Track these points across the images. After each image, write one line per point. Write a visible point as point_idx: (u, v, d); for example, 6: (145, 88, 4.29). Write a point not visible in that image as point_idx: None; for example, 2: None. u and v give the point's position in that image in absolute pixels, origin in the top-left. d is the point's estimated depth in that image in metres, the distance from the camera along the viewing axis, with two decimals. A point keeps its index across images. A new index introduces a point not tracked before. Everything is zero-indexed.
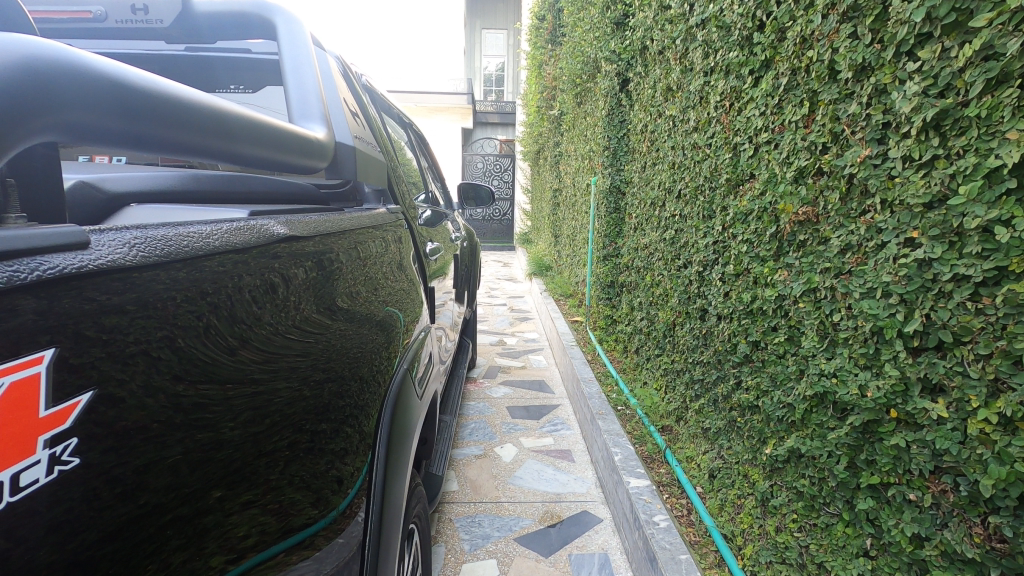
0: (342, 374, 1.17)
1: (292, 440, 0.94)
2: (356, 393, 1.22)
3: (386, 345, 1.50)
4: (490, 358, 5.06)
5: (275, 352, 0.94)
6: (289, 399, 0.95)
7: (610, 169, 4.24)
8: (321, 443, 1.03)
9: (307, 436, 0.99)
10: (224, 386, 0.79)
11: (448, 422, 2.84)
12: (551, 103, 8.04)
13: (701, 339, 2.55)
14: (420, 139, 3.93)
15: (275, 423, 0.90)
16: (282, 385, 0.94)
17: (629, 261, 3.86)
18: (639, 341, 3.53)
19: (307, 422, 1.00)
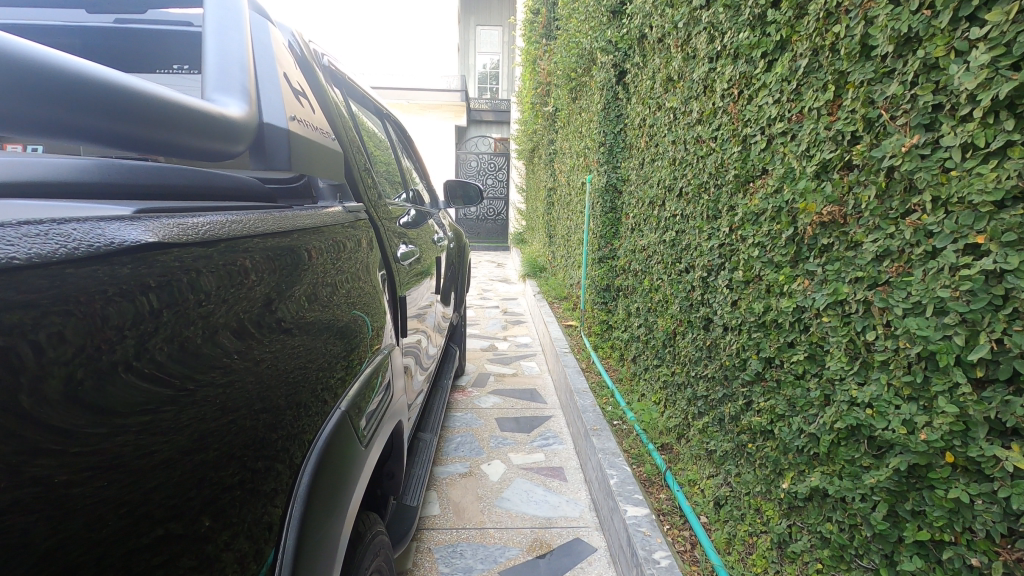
0: (276, 408, 0.95)
1: (213, 486, 0.77)
2: (290, 433, 0.99)
3: (339, 368, 1.26)
4: (479, 364, 4.83)
5: (194, 385, 0.75)
6: (213, 439, 0.77)
7: (606, 166, 4.01)
8: (252, 487, 0.85)
9: (237, 481, 0.82)
10: (114, 429, 0.62)
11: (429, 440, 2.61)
12: (545, 99, 7.79)
13: (704, 350, 2.33)
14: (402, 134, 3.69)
15: (167, 485, 0.68)
16: (205, 419, 0.76)
17: (626, 264, 3.64)
18: (637, 349, 3.31)
19: (233, 466, 0.82)
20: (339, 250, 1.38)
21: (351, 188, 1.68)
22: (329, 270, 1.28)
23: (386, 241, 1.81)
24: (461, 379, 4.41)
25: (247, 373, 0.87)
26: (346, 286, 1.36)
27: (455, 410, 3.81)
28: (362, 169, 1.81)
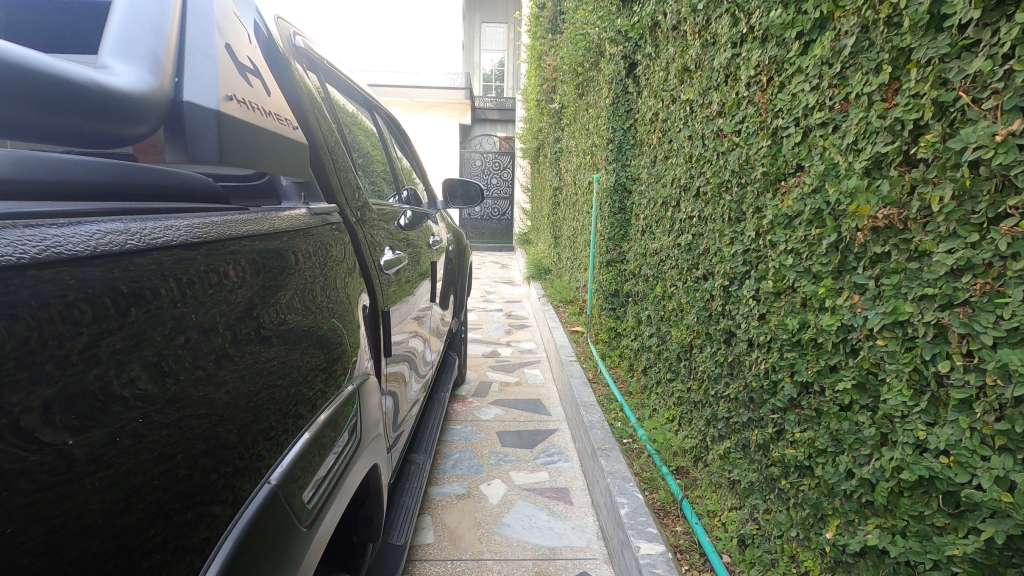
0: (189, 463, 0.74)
1: (124, 555, 0.62)
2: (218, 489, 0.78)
3: (299, 398, 1.05)
4: (481, 372, 4.61)
5: (88, 427, 0.60)
6: (115, 495, 0.62)
7: (615, 165, 3.79)
8: (178, 551, 0.70)
9: (161, 544, 0.67)
10: None
11: (421, 463, 2.41)
12: (551, 96, 7.55)
13: (725, 367, 2.11)
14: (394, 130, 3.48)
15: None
16: (101, 475, 0.60)
17: (636, 269, 3.41)
18: (648, 360, 3.09)
19: (147, 529, 0.65)
20: (303, 259, 1.17)
21: (325, 186, 1.46)
22: (286, 281, 1.07)
23: (367, 246, 1.60)
24: (461, 388, 4.19)
25: (216, 384, 0.81)
26: (309, 301, 1.15)
27: (453, 423, 3.60)
28: (340, 165, 1.59)
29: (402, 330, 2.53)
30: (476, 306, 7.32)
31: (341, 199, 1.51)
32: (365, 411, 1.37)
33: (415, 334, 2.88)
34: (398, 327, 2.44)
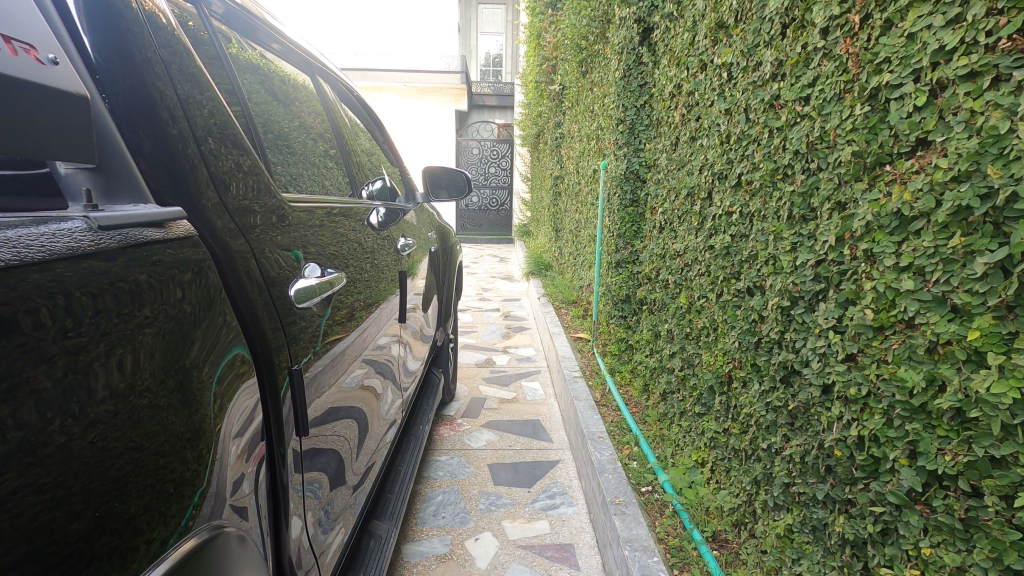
0: None
1: None
2: None
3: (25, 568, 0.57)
4: (473, 386, 4.08)
5: None
6: None
7: (628, 149, 3.23)
8: None
9: None
10: None
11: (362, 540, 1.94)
12: (552, 76, 6.94)
13: (783, 415, 1.59)
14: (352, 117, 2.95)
15: None
16: None
17: (654, 273, 2.87)
18: (668, 383, 2.58)
19: None
20: (109, 296, 0.71)
21: (198, 174, 0.96)
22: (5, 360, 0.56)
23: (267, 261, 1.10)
24: (449, 408, 3.67)
25: None
26: (123, 365, 0.70)
27: (439, 453, 3.09)
28: (227, 143, 1.08)
29: (353, 344, 2.06)
30: (472, 305, 6.77)
31: (223, 191, 1.02)
32: (236, 525, 0.89)
33: (383, 348, 2.43)
34: (344, 345, 1.97)
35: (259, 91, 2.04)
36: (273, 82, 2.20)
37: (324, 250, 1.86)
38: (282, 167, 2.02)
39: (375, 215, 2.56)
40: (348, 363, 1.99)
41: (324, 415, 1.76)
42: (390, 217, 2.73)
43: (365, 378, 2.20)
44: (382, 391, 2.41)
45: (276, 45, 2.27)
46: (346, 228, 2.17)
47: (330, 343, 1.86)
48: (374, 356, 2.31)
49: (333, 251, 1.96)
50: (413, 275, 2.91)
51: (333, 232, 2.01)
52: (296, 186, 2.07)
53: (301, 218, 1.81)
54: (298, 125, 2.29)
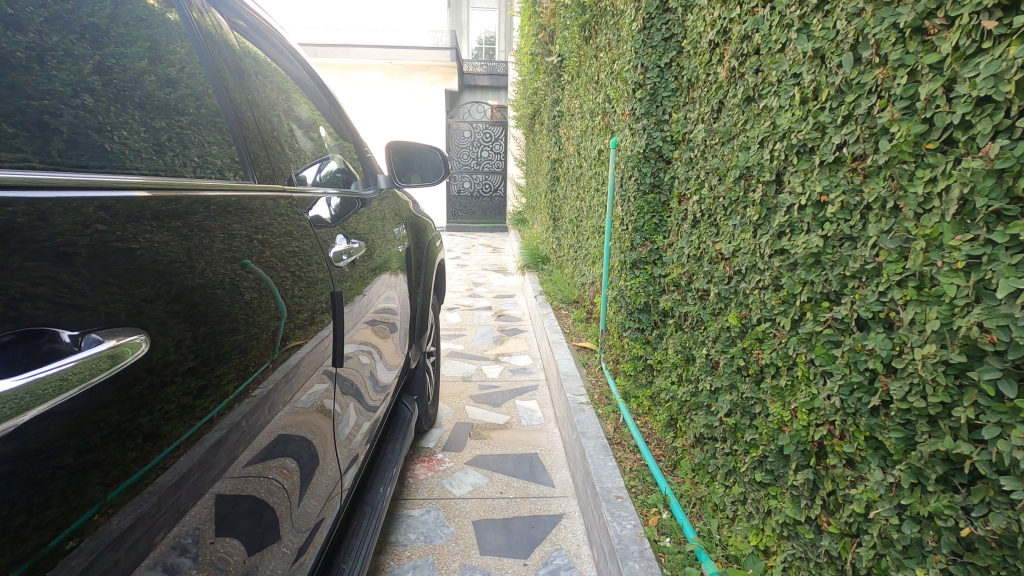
0: None
1: None
2: None
3: None
4: (460, 408, 3.45)
5: None
6: None
7: (650, 121, 2.56)
8: None
9: None
10: None
11: None
12: (550, 46, 6.23)
13: (945, 538, 0.98)
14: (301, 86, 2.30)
15: None
16: None
17: (688, 280, 2.23)
18: (708, 427, 1.96)
19: None
20: None
21: None
22: None
23: (84, 273, 0.87)
24: (428, 438, 3.04)
25: None
26: None
27: (413, 505, 2.45)
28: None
29: (310, 351, 1.55)
30: (462, 302, 6.09)
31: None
32: None
33: (353, 356, 1.91)
34: (298, 352, 1.48)
35: (207, 56, 1.57)
36: (232, 49, 1.74)
37: (226, 256, 1.23)
38: (204, 139, 1.46)
39: (322, 205, 1.90)
40: (301, 376, 1.48)
41: (260, 451, 1.25)
42: (343, 208, 2.07)
43: (327, 395, 1.66)
44: (348, 413, 1.87)
45: (241, 21, 1.86)
46: (275, 220, 1.53)
47: (273, 357, 1.35)
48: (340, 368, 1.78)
49: (248, 255, 1.32)
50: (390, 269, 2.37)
51: (244, 225, 1.37)
52: (227, 166, 1.51)
53: (197, 205, 1.24)
54: (255, 102, 1.78)
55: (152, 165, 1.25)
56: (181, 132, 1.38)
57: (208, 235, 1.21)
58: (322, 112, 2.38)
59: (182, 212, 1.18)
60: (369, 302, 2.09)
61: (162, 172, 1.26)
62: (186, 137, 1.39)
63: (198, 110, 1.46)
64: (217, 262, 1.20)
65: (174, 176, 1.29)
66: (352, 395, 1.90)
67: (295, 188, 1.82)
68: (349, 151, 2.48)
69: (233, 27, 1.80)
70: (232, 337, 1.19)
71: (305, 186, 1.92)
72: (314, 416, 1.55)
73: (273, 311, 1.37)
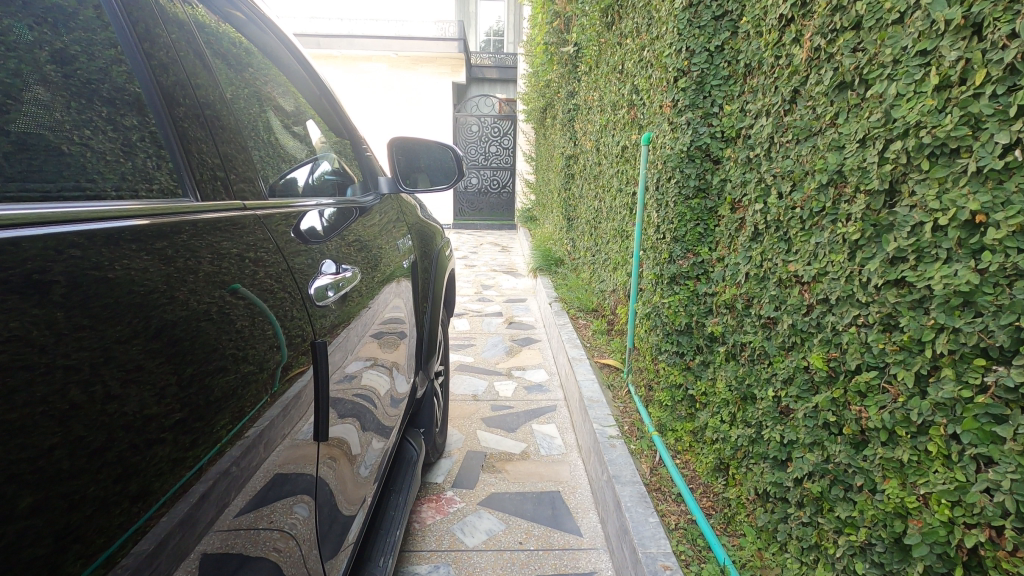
0: None
1: None
2: None
3: None
4: (469, 434, 3.11)
5: None
6: None
7: (695, 115, 2.20)
8: None
9: None
10: None
11: None
12: (564, 35, 5.86)
13: None
14: (296, 75, 1.97)
15: None
16: None
17: (747, 303, 1.89)
18: (779, 486, 1.62)
19: None
20: None
21: None
22: None
23: (57, 319, 0.64)
24: (435, 473, 2.70)
25: None
26: None
27: (418, 560, 2.11)
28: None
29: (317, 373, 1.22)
30: (469, 308, 5.75)
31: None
32: None
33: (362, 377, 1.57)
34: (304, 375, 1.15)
35: (201, 50, 1.28)
36: (222, 43, 1.44)
37: (207, 281, 0.92)
38: (206, 150, 1.17)
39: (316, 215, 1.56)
40: (306, 404, 1.15)
41: (254, 497, 0.95)
42: (339, 218, 1.72)
43: (333, 424, 1.33)
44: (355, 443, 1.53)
45: (238, 12, 1.57)
46: (263, 232, 1.19)
47: (273, 388, 1.03)
48: (347, 393, 1.44)
49: (234, 278, 1.00)
50: (398, 278, 2.03)
51: (227, 242, 1.04)
52: (227, 181, 1.22)
53: (188, 227, 0.96)
54: (243, 97, 1.48)
55: (133, 188, 0.96)
56: (181, 142, 1.10)
57: (187, 255, 0.91)
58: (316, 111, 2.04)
59: (167, 230, 0.90)
60: (377, 312, 1.75)
61: (147, 197, 0.98)
62: (185, 149, 1.11)
63: (194, 111, 1.17)
64: (204, 287, 0.91)
65: (151, 184, 1.01)
66: (361, 421, 1.57)
67: (277, 196, 1.46)
68: (341, 150, 2.12)
69: (228, 17, 1.51)
70: (223, 379, 0.90)
71: (289, 194, 1.57)
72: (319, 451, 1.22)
73: (271, 340, 1.05)
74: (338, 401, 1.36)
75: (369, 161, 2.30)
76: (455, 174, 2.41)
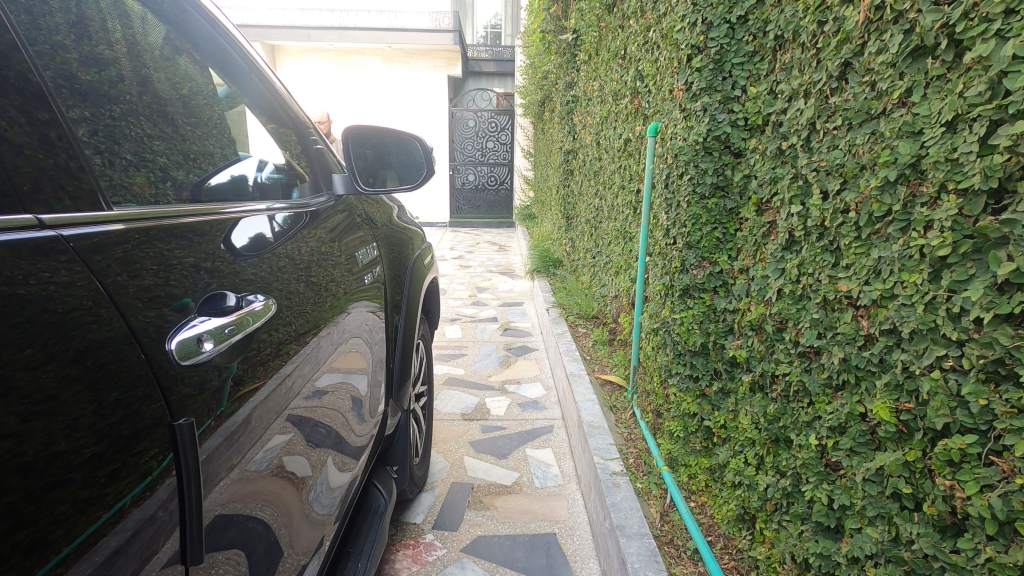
0: None
1: None
2: None
3: None
4: (456, 462, 2.78)
5: None
6: None
7: (715, 100, 1.87)
8: None
9: None
10: None
11: None
12: (563, 21, 5.49)
13: None
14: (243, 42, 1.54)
15: None
16: None
17: (779, 326, 1.56)
18: (826, 561, 1.30)
19: None
20: None
21: None
22: None
23: None
24: (415, 513, 2.36)
25: None
26: None
27: None
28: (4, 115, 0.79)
29: (270, 394, 1.14)
30: (463, 312, 5.41)
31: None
32: None
33: (323, 398, 1.44)
34: (256, 398, 1.08)
35: (100, 27, 1.04)
36: (132, 24, 1.14)
37: (142, 297, 0.83)
38: (131, 133, 1.04)
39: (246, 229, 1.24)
40: (258, 429, 1.08)
41: (189, 543, 0.85)
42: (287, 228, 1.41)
43: (291, 450, 1.24)
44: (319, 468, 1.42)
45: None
46: (120, 253, 0.86)
47: (218, 411, 0.95)
48: (308, 414, 1.34)
49: (182, 293, 0.92)
50: (355, 297, 1.70)
51: (180, 249, 0.98)
52: (108, 181, 0.95)
53: (135, 236, 0.90)
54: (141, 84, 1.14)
55: (55, 196, 0.82)
56: (43, 145, 0.82)
57: (123, 266, 0.83)
58: (272, 102, 1.66)
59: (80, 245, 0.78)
60: (330, 331, 1.49)
61: (46, 220, 0.78)
62: (74, 143, 0.89)
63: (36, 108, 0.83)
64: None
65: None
66: (327, 442, 1.45)
67: (194, 205, 1.18)
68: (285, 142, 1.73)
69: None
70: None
71: (222, 202, 1.31)
72: (270, 482, 1.13)
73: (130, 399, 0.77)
74: (297, 422, 1.27)
75: (324, 153, 1.94)
76: (427, 169, 2.06)
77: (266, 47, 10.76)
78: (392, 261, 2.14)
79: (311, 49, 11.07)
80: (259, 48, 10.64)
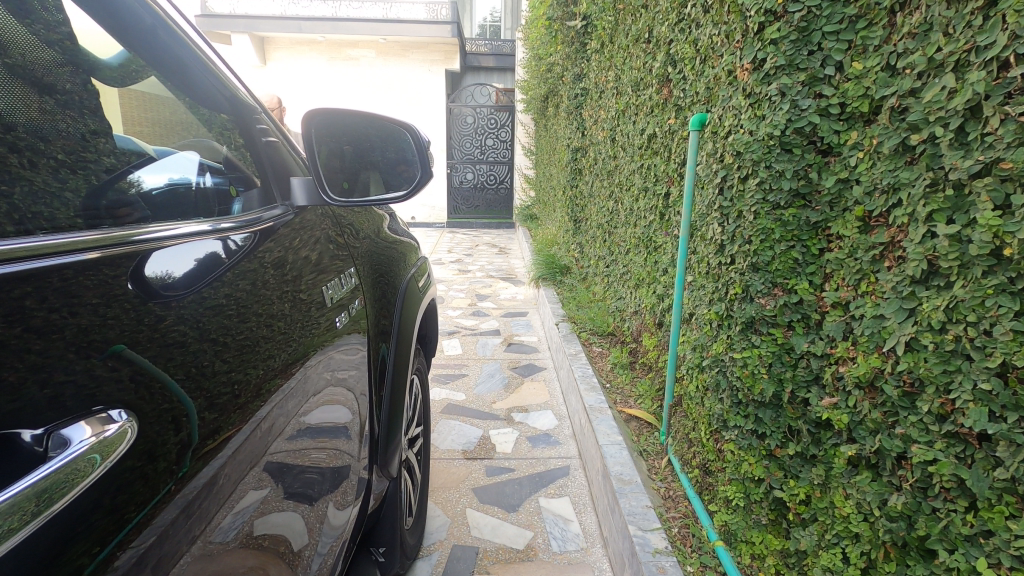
0: None
1: None
2: None
3: None
4: (456, 518, 2.33)
5: None
6: None
7: (797, 80, 1.43)
8: None
9: None
10: None
11: None
12: (571, 8, 5.06)
13: None
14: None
15: None
16: None
17: (907, 389, 1.13)
18: None
19: None
20: None
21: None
22: None
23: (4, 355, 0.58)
24: None
25: None
26: None
27: None
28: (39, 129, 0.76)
29: (249, 441, 0.92)
30: (462, 325, 4.96)
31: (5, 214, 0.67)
32: None
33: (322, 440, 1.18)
34: (227, 447, 0.86)
35: None
36: None
37: (65, 347, 0.64)
38: (43, 129, 0.78)
39: (177, 256, 0.87)
40: (230, 487, 0.86)
41: None
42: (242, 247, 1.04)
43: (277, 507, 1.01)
44: (318, 520, 1.17)
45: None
46: None
47: (180, 473, 0.75)
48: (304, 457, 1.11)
49: (122, 335, 0.71)
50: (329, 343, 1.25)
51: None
52: None
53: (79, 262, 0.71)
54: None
55: None
56: None
57: (52, 302, 0.65)
58: (196, 67, 1.16)
59: None
60: (328, 361, 1.23)
61: None
62: None
63: None
64: None
65: None
66: (328, 487, 1.21)
67: (89, 232, 0.77)
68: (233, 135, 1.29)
69: None
70: None
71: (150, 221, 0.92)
72: (249, 554, 0.91)
73: None
74: (285, 471, 1.04)
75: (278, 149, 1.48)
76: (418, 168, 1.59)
77: (255, 38, 10.27)
78: (376, 279, 1.70)
79: (303, 41, 10.59)
80: (248, 40, 10.16)
